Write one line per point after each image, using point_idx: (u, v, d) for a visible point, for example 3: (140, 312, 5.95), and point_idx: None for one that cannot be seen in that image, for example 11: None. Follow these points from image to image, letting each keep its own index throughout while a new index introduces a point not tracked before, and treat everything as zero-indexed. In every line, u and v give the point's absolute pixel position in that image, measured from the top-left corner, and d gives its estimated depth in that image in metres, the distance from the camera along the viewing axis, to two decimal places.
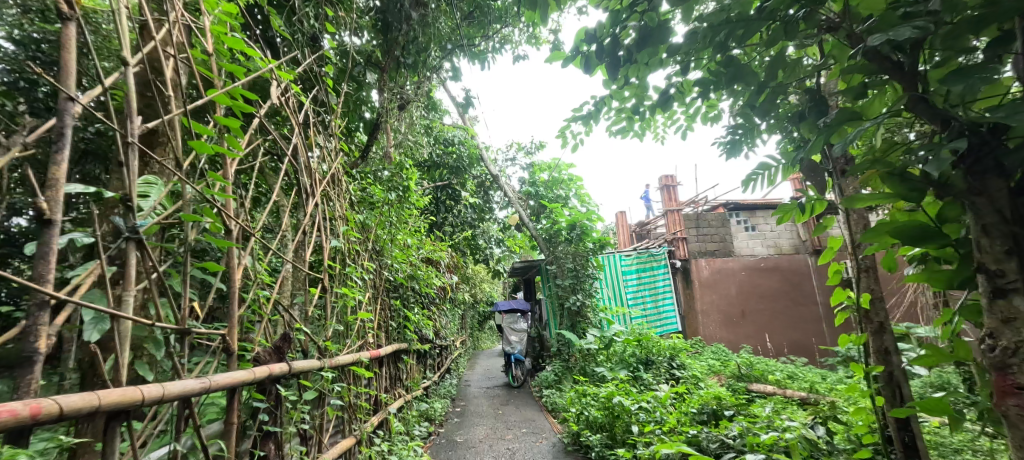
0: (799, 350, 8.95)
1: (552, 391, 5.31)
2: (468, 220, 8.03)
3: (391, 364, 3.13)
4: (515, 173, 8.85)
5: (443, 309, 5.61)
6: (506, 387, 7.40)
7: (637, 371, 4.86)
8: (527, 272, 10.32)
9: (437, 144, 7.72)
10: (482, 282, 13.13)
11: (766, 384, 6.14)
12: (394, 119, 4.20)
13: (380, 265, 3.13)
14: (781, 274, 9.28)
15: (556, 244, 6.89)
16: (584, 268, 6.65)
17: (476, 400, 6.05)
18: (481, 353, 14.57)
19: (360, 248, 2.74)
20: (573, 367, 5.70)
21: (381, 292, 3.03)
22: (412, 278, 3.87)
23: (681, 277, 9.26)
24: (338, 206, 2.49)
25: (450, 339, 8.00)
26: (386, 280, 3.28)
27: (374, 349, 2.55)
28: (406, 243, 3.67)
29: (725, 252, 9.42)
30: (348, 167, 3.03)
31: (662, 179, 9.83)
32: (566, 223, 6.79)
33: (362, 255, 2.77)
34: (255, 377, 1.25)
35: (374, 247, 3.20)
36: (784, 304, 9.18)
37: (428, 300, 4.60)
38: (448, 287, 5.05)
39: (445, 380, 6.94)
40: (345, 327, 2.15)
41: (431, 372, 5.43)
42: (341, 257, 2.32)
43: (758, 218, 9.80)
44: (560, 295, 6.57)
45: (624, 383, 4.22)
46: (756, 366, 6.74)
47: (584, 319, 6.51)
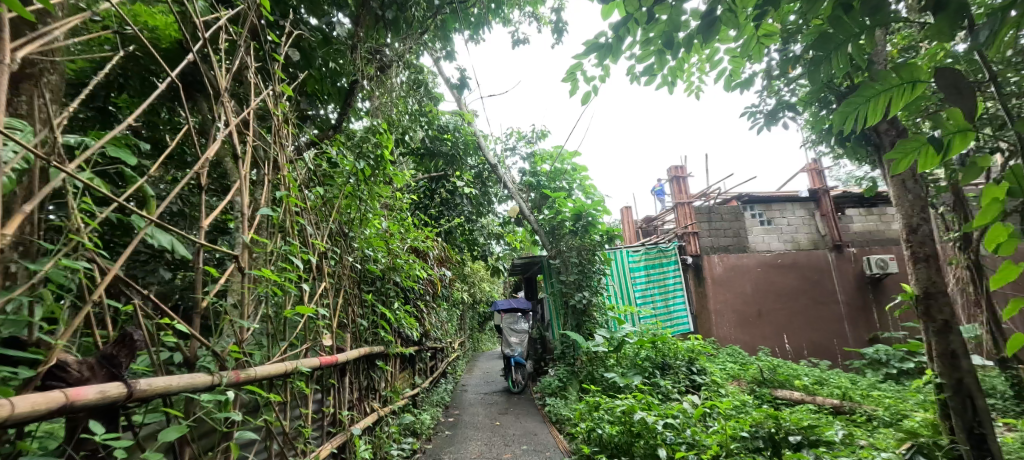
0: (819, 351, 8.38)
1: (556, 400, 4.71)
2: (465, 213, 7.47)
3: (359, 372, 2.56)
4: (515, 164, 8.30)
5: (434, 307, 5.05)
6: (505, 393, 6.83)
7: (652, 377, 4.27)
8: (529, 269, 9.76)
9: (429, 130, 7.12)
10: (481, 281, 12.56)
11: (792, 391, 5.57)
12: (373, 87, 3.62)
13: (346, 251, 2.57)
14: (799, 270, 8.73)
15: (560, 236, 6.28)
16: (590, 262, 6.06)
17: (472, 409, 5.49)
18: (481, 355, 14.01)
19: (314, 226, 2.17)
20: (578, 371, 5.09)
21: (346, 283, 2.47)
22: (392, 270, 3.30)
23: (693, 273, 8.55)
24: (280, 170, 1.91)
25: (444, 341, 7.44)
26: (355, 269, 2.70)
27: (329, 355, 1.98)
28: (383, 226, 3.09)
29: (739, 247, 8.80)
30: (305, 130, 2.46)
31: (671, 170, 9.21)
32: (570, 212, 6.17)
33: (316, 236, 2.19)
34: (18, 414, 0.68)
35: (340, 229, 2.63)
36: (804, 303, 8.59)
37: (413, 297, 4.02)
38: (439, 282, 4.48)
39: (439, 385, 6.37)
40: (275, 324, 1.58)
41: (421, 377, 4.87)
42: (278, 232, 1.76)
43: (774, 211, 9.11)
44: (564, 292, 5.99)
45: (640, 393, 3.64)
46: (779, 370, 6.12)
47: (590, 319, 5.93)
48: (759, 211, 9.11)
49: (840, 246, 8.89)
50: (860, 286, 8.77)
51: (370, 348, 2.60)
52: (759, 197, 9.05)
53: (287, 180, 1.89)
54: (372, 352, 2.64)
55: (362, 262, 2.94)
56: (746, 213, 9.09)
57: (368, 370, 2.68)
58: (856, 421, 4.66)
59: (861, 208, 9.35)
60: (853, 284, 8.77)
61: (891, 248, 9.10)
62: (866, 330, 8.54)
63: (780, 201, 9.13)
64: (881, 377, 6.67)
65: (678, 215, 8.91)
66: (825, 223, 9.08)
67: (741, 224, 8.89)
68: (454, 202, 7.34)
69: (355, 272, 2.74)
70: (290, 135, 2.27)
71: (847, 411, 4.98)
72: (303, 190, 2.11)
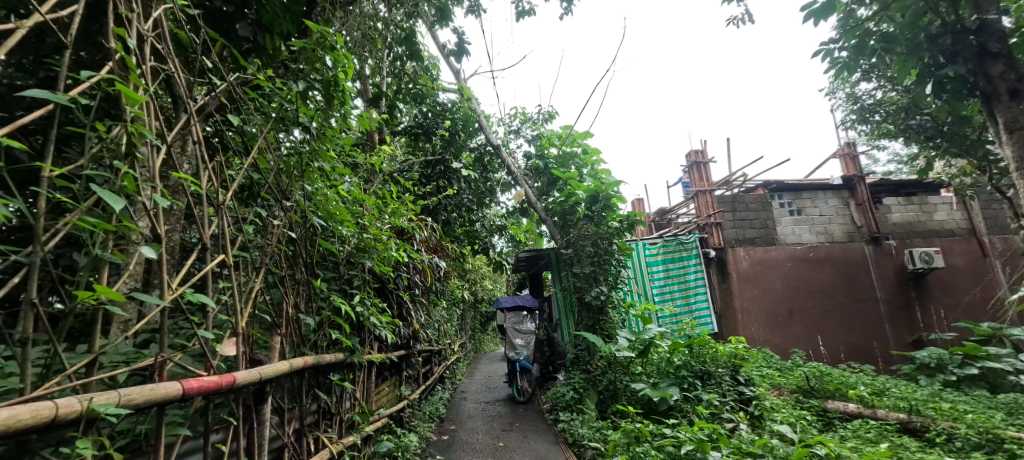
0: (857, 354, 7.56)
1: (572, 416, 3.90)
2: (465, 202, 6.67)
3: (297, 392, 1.75)
4: (519, 147, 7.48)
5: (424, 303, 4.23)
6: (510, 401, 6.04)
7: (692, 388, 3.48)
8: (535, 263, 8.98)
9: (422, 106, 6.30)
10: (481, 279, 11.71)
11: (846, 403, 4.75)
12: (337, 16, 2.78)
13: (283, 216, 1.76)
14: (833, 265, 7.90)
15: (574, 224, 5.46)
16: (607, 254, 5.24)
17: (472, 423, 4.72)
18: (484, 357, 13.22)
19: (208, 166, 1.37)
20: (597, 380, 4.27)
21: (275, 261, 1.66)
22: (358, 252, 2.49)
23: (716, 269, 7.72)
24: (121, 55, 1.09)
25: (441, 343, 6.67)
26: (297, 244, 1.89)
27: (219, 375, 1.17)
28: (343, 192, 2.28)
29: (767, 239, 7.97)
30: (204, 32, 1.61)
31: (691, 155, 8.34)
32: (585, 195, 5.33)
33: (210, 183, 1.38)
34: None
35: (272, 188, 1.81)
36: (840, 301, 7.75)
37: (392, 290, 3.20)
38: (428, 271, 3.69)
39: (433, 394, 5.57)
40: (39, 324, 0.76)
41: (408, 388, 4.08)
42: (90, 153, 0.94)
43: (805, 200, 8.26)
44: (577, 287, 5.17)
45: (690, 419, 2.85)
46: (827, 377, 5.30)
47: (608, 319, 5.10)
48: (788, 199, 8.24)
49: (878, 238, 8.07)
50: (901, 282, 7.94)
51: (318, 357, 1.79)
52: (789, 184, 8.19)
53: (127, 68, 1.06)
54: (320, 364, 1.82)
55: (310, 237, 2.12)
56: (775, 201, 8.22)
57: (314, 389, 1.87)
58: (937, 443, 3.84)
59: (900, 197, 8.51)
60: (893, 281, 7.94)
61: (934, 240, 8.26)
62: (909, 331, 7.73)
63: (811, 189, 8.28)
64: (940, 386, 5.84)
65: (699, 204, 8.05)
66: (861, 213, 8.25)
67: (769, 215, 8.06)
68: (451, 188, 6.50)
69: (294, 247, 1.92)
70: (174, 29, 1.45)
71: (918, 428, 4.17)
72: (187, 106, 1.32)
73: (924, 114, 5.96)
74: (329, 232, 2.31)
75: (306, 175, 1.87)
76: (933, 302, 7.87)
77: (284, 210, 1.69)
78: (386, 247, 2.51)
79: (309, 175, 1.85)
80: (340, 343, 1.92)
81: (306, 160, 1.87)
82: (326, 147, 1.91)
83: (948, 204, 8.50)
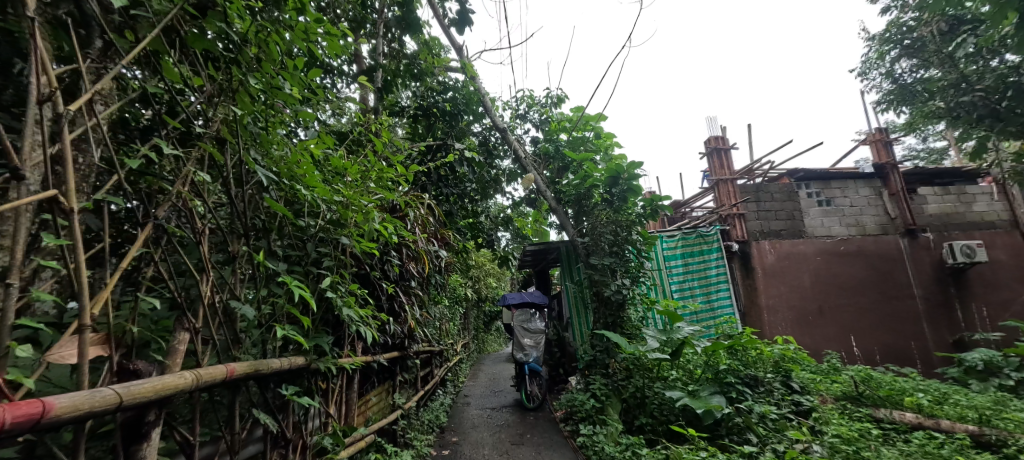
0: (893, 356, 6.97)
1: (593, 428, 3.32)
2: (468, 190, 6.14)
3: (224, 416, 1.21)
4: (526, 132, 6.91)
5: (421, 298, 3.67)
6: (518, 407, 5.48)
7: (738, 397, 2.92)
8: (544, 258, 8.45)
9: (421, 84, 5.73)
10: (485, 276, 11.15)
11: (903, 411, 4.17)
12: None
13: (202, 156, 1.21)
14: (865, 259, 7.32)
15: (590, 211, 4.89)
16: (627, 244, 4.68)
17: (475, 433, 4.17)
18: (487, 358, 12.68)
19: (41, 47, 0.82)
20: (621, 385, 3.70)
21: (189, 227, 1.12)
22: (330, 228, 1.93)
23: (740, 263, 7.12)
24: None
25: (443, 343, 6.14)
26: (232, 203, 1.35)
27: (16, 405, 0.63)
28: (305, 147, 1.72)
29: (794, 232, 7.39)
30: None
31: (711, 141, 7.75)
32: (602, 177, 4.75)
33: (45, 82, 0.83)
34: None
35: (190, 126, 1.26)
36: (874, 298, 7.15)
37: (381, 278, 2.65)
38: (426, 260, 3.14)
39: (433, 401, 5.02)
40: None
41: (403, 396, 3.53)
42: None
43: (834, 190, 7.67)
44: (594, 281, 4.61)
45: (789, 451, 2.34)
46: (878, 383, 4.71)
47: (628, 317, 4.55)
48: (816, 189, 7.64)
49: (913, 230, 7.48)
50: (939, 278, 7.34)
51: (256, 363, 1.24)
52: (817, 173, 7.60)
53: None
54: (260, 374, 1.27)
55: (255, 198, 1.57)
56: (802, 191, 7.62)
57: (251, 408, 1.33)
58: None
59: (936, 186, 7.90)
60: (931, 277, 7.34)
61: (973, 233, 7.66)
62: (949, 330, 7.13)
63: (840, 178, 7.69)
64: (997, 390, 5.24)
65: (719, 193, 7.47)
66: (895, 204, 7.66)
67: (795, 205, 7.48)
68: (454, 175, 5.92)
69: (227, 209, 1.38)
70: None
71: (994, 442, 3.57)
72: None
73: (976, 90, 5.37)
74: (289, 198, 1.75)
75: (241, 104, 1.32)
76: (974, 300, 7.27)
77: (200, 143, 1.14)
78: (366, 219, 1.94)
79: (245, 104, 1.29)
80: (293, 342, 1.36)
81: (241, 83, 1.32)
82: (271, 65, 1.35)
83: (987, 194, 7.89)
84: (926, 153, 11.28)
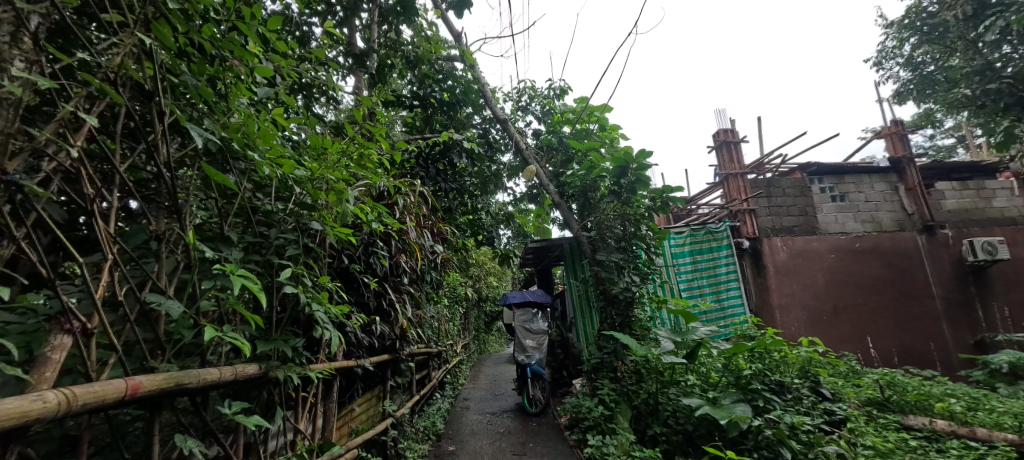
0: (911, 358, 6.66)
1: (602, 438, 3.02)
2: (467, 185, 5.87)
3: (139, 444, 0.93)
4: (528, 124, 6.61)
5: (413, 297, 3.38)
6: (519, 411, 5.20)
7: (765, 405, 2.63)
8: (546, 256, 8.16)
9: (419, 72, 5.35)
10: (486, 275, 10.88)
11: (934, 419, 3.87)
12: None
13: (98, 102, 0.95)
14: (882, 257, 7.02)
15: (595, 206, 4.59)
16: (635, 239, 4.38)
17: (474, 442, 3.89)
18: (488, 358, 12.38)
19: None
20: (631, 391, 3.42)
21: (80, 192, 0.84)
22: (299, 212, 1.64)
23: (751, 261, 6.82)
24: None
25: (441, 344, 5.86)
26: (155, 171, 1.07)
27: None
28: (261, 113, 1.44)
29: (807, 228, 7.09)
30: None
31: (720, 134, 7.44)
32: (610, 168, 4.43)
33: None
34: None
35: (95, 71, 0.98)
36: (891, 297, 6.85)
37: (366, 272, 2.37)
38: (419, 253, 2.85)
39: (429, 406, 4.73)
40: None
41: (394, 403, 3.25)
42: None
43: (848, 184, 7.37)
44: (601, 278, 4.32)
45: None
46: (904, 387, 4.41)
47: (637, 317, 4.26)
48: (830, 184, 7.34)
49: (931, 227, 7.19)
50: (959, 276, 7.04)
51: (178, 376, 0.94)
52: (830, 167, 7.30)
53: None
54: (184, 389, 0.97)
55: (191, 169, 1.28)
56: (815, 186, 7.32)
57: (177, 433, 1.04)
58: None
59: (954, 181, 7.60)
60: (951, 275, 7.03)
61: (993, 230, 7.36)
62: (969, 331, 6.83)
63: (854, 172, 7.40)
64: None
65: (729, 188, 7.17)
66: (912, 200, 7.36)
67: (807, 201, 7.19)
68: (452, 168, 5.62)
69: (149, 180, 1.10)
70: None
71: None
72: None
73: (1003, 77, 5.05)
74: (247, 177, 1.48)
75: (158, 38, 1.04)
76: (995, 299, 6.98)
77: (88, 77, 0.88)
78: (341, 200, 1.67)
79: (163, 37, 1.03)
80: (232, 348, 1.06)
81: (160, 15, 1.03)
82: None
83: (1008, 189, 7.59)
84: (936, 149, 10.97)
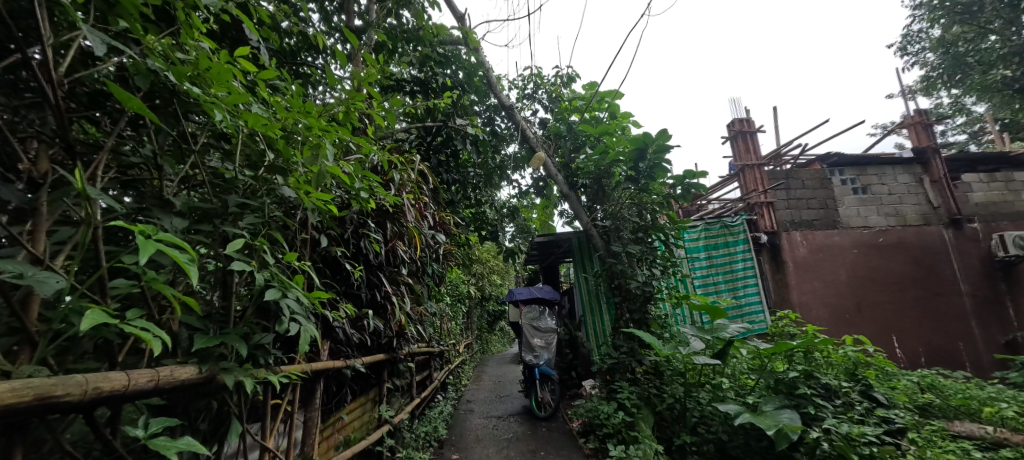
0: (939, 359, 6.31)
1: (623, 448, 2.69)
2: (470, 176, 5.54)
3: None
4: (534, 113, 6.26)
5: (412, 292, 3.06)
6: (526, 414, 4.88)
7: (813, 412, 2.31)
8: (553, 251, 7.83)
9: (420, 54, 4.96)
10: (489, 273, 10.56)
11: (984, 426, 3.53)
12: None
13: None
14: (907, 252, 6.66)
15: (608, 194, 4.27)
16: (652, 230, 4.06)
17: (479, 449, 3.56)
18: (491, 359, 12.04)
19: None
20: (652, 395, 3.10)
21: None
22: (269, 178, 1.33)
23: (769, 256, 6.48)
24: None
25: (443, 344, 5.52)
26: (43, 97, 0.80)
27: None
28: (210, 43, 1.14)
29: (827, 222, 6.75)
30: None
31: (735, 124, 7.09)
32: (626, 152, 4.10)
33: None
34: None
35: None
36: (917, 294, 6.50)
37: (358, 258, 2.05)
38: (419, 241, 2.53)
39: (431, 410, 4.41)
40: None
41: (391, 408, 2.93)
42: None
43: (871, 176, 7.02)
44: (616, 272, 4.00)
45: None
46: (945, 390, 4.07)
47: (655, 314, 3.93)
48: (851, 176, 6.99)
49: (959, 220, 6.83)
50: (988, 273, 6.68)
51: (46, 386, 0.62)
52: (852, 158, 6.96)
53: None
54: (59, 404, 0.65)
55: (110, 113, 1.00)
56: (835, 178, 6.98)
57: None
58: None
59: (981, 173, 7.25)
60: (980, 272, 6.68)
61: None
62: (999, 331, 6.48)
63: (877, 163, 7.06)
64: None
65: (746, 180, 6.81)
66: (937, 192, 7.01)
67: (828, 193, 6.85)
68: (455, 157, 5.29)
69: (41, 113, 0.83)
70: None
71: None
72: None
73: None
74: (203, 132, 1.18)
75: None
76: None
77: None
78: (319, 160, 1.37)
79: None
80: (143, 341, 0.74)
81: None
82: None
83: None
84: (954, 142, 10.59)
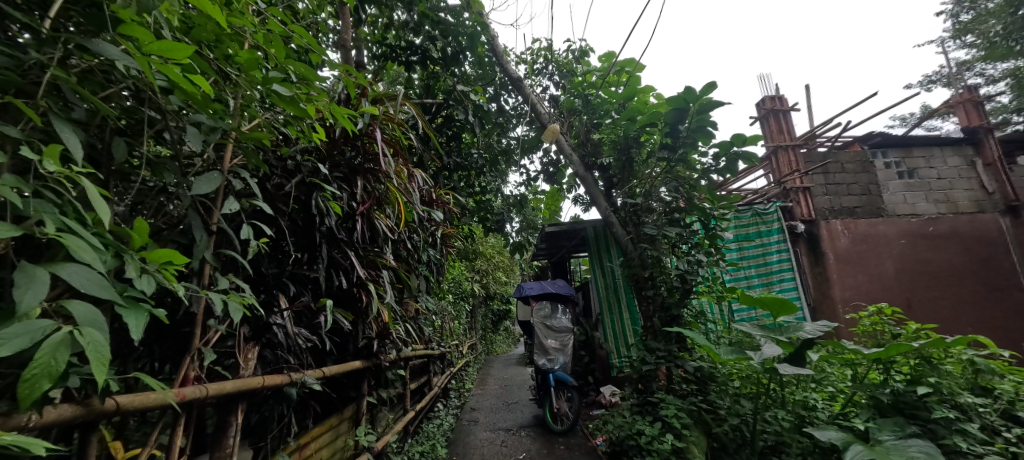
0: None
1: None
2: (474, 157, 4.88)
3: None
4: (545, 89, 5.58)
5: (400, 282, 2.43)
6: (539, 426, 4.25)
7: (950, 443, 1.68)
8: (563, 244, 7.17)
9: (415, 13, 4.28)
10: (493, 270, 9.94)
11: None
12: None
13: None
14: (960, 243, 5.96)
15: (636, 171, 3.63)
16: (689, 211, 3.41)
17: None
18: (496, 361, 11.37)
19: None
20: (703, 411, 2.47)
21: None
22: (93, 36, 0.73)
23: (806, 248, 5.81)
24: None
25: (443, 347, 4.88)
26: None
27: None
28: None
29: (870, 210, 6.08)
30: None
31: (766, 101, 6.41)
32: (660, 115, 3.44)
33: None
34: None
35: None
36: (973, 289, 5.80)
37: (313, 226, 1.44)
38: (407, 208, 1.89)
39: (428, 423, 3.78)
40: None
41: (373, 430, 2.30)
42: None
43: (917, 158, 6.34)
44: (648, 261, 3.35)
45: None
46: None
47: (694, 310, 3.29)
48: (896, 158, 6.32)
49: (1017, 207, 6.14)
50: None
51: None
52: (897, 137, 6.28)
53: None
54: None
55: None
56: (878, 160, 6.30)
57: None
58: None
59: None
60: None
61: None
62: None
63: (923, 144, 6.38)
64: None
65: (779, 163, 6.14)
66: (991, 176, 6.32)
67: (870, 178, 6.19)
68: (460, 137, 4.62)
69: None
70: None
71: None
72: None
73: None
74: None
75: None
76: None
77: None
78: None
79: None
80: None
81: None
82: None
83: None
84: None
